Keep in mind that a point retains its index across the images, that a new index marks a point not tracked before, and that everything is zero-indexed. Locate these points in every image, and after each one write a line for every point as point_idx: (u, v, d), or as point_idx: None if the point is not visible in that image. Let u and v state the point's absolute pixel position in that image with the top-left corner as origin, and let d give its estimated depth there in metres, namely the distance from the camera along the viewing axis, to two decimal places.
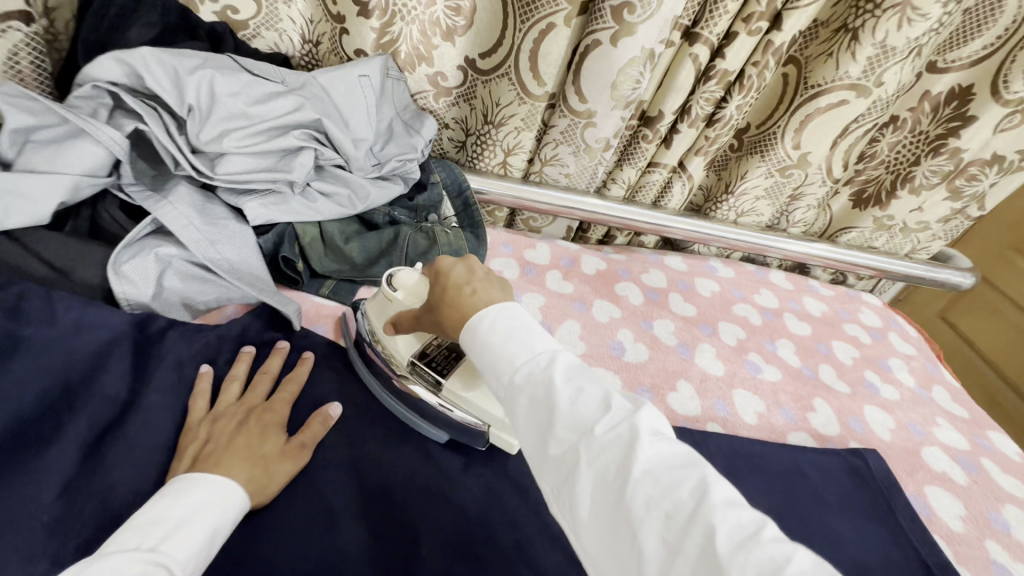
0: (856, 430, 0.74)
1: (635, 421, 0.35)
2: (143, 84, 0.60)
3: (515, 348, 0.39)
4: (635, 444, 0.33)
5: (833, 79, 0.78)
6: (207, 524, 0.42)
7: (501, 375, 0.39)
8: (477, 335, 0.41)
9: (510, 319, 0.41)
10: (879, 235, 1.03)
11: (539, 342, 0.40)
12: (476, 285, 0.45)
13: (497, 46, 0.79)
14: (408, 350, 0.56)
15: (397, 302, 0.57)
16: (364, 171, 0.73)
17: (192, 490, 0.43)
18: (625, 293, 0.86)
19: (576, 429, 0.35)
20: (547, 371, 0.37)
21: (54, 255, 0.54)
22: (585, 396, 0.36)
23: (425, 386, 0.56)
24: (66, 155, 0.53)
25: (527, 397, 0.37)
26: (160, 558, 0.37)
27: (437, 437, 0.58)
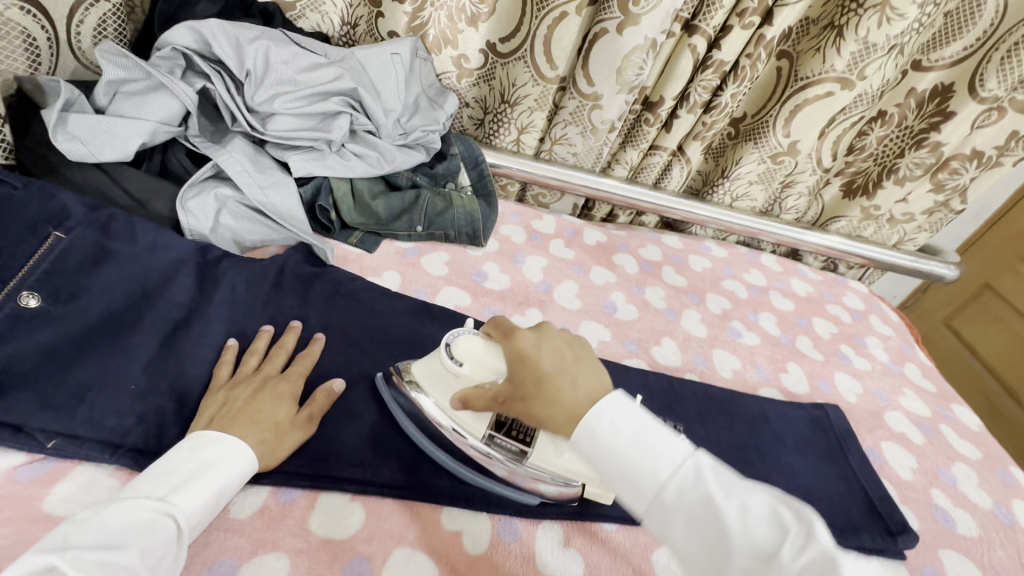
0: (825, 391, 0.81)
1: (820, 542, 0.36)
2: (210, 50, 0.70)
3: (649, 458, 0.42)
4: (835, 569, 0.34)
5: (820, 73, 0.85)
6: (214, 482, 0.45)
7: (642, 489, 0.41)
8: (602, 442, 0.43)
9: (625, 421, 0.44)
10: (867, 225, 1.09)
11: (668, 447, 0.42)
12: (574, 375, 0.48)
13: (516, 32, 0.88)
14: (483, 424, 0.55)
15: (464, 378, 0.54)
16: (391, 138, 0.83)
17: (206, 447, 0.46)
18: (622, 262, 0.95)
19: (757, 553, 0.37)
20: (697, 484, 0.40)
21: (134, 188, 0.64)
22: (752, 512, 0.39)
23: (506, 454, 0.55)
24: (150, 105, 0.63)
25: (679, 509, 0.40)
26: (167, 511, 0.41)
27: (530, 501, 0.56)
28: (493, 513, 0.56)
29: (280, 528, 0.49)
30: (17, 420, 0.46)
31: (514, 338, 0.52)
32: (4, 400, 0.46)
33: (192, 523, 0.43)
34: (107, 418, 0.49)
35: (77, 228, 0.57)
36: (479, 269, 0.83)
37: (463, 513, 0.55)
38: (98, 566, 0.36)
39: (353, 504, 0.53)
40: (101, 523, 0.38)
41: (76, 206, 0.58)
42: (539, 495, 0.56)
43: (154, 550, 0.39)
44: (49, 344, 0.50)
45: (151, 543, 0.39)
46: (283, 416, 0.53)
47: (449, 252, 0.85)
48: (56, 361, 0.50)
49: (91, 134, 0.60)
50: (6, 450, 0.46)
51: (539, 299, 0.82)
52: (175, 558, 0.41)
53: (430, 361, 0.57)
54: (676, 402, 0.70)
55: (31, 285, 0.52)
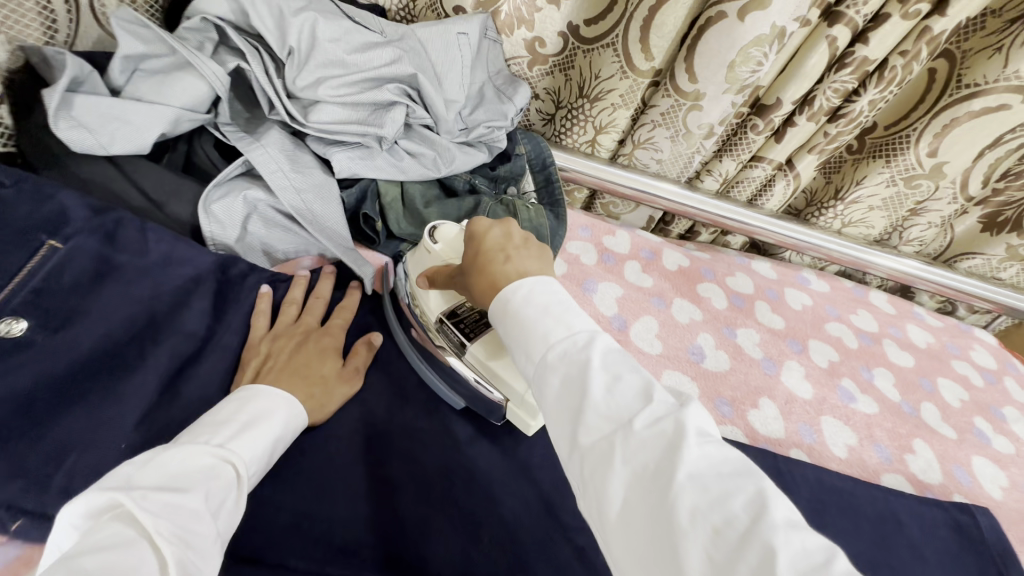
0: (962, 483, 0.66)
1: (681, 418, 0.32)
2: (250, 23, 0.60)
3: (548, 326, 0.37)
4: (680, 441, 0.30)
5: (996, 79, 0.67)
6: (269, 432, 0.44)
7: (532, 353, 0.37)
8: (512, 310, 0.39)
9: (542, 294, 0.39)
10: (1008, 266, 0.90)
11: (574, 320, 0.38)
12: (512, 254, 0.44)
13: (607, 11, 0.72)
14: (437, 307, 0.54)
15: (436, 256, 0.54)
16: (451, 135, 0.70)
17: (260, 399, 0.45)
18: (708, 294, 0.80)
19: (614, 420, 0.33)
20: (583, 352, 0.36)
21: (151, 187, 0.53)
22: (625, 386, 0.34)
23: (448, 343, 0.53)
24: (172, 87, 0.53)
25: (560, 374, 0.35)
26: (225, 458, 0.40)
27: (454, 402, 0.57)
28: None
29: None
30: None
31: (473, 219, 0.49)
32: None
33: (249, 472, 0.42)
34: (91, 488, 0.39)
35: (76, 237, 0.47)
36: None
37: None
38: (165, 511, 0.34)
39: None
40: (161, 465, 0.36)
41: (77, 208, 0.48)
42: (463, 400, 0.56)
43: (216, 498, 0.37)
44: (26, 389, 0.40)
45: (213, 488, 0.38)
46: (329, 369, 0.53)
47: None
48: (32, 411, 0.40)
49: (101, 122, 0.50)
50: None
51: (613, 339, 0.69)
52: (235, 507, 0.39)
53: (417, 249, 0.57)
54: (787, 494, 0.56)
55: (12, 309, 0.42)
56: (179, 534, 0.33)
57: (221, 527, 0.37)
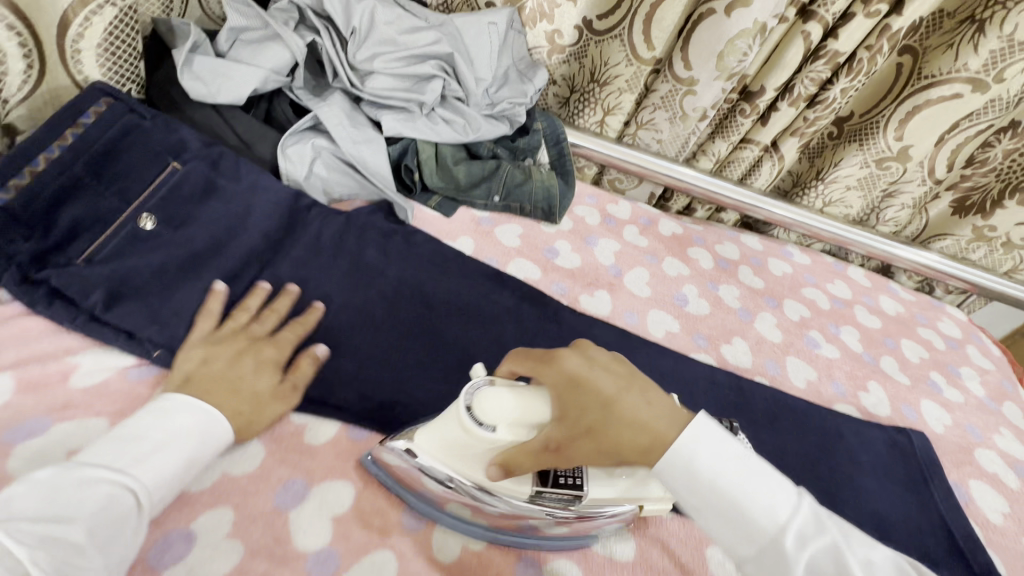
0: (908, 417, 0.76)
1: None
2: (322, 7, 0.74)
3: (766, 500, 0.40)
4: None
5: (950, 71, 0.78)
6: (180, 452, 0.43)
7: (760, 532, 0.39)
8: (705, 482, 0.41)
9: (729, 459, 0.41)
10: (976, 247, 0.99)
11: (780, 489, 0.40)
12: (632, 396, 0.44)
13: (616, 8, 0.85)
14: (523, 487, 0.46)
15: (504, 444, 0.42)
16: (478, 107, 0.84)
17: (176, 414, 0.44)
18: (697, 256, 0.91)
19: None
20: (817, 528, 0.39)
21: (243, 130, 0.68)
22: (871, 562, 0.39)
23: (557, 506, 0.47)
24: (264, 53, 0.67)
25: (802, 559, 0.38)
26: (126, 482, 0.40)
27: (584, 541, 0.52)
28: None
29: (348, 459, 0.52)
30: (130, 326, 0.52)
31: (554, 365, 0.45)
32: (119, 308, 0.52)
33: (156, 495, 0.42)
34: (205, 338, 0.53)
35: (192, 161, 0.61)
36: (551, 246, 0.83)
37: None
38: (45, 547, 0.34)
39: None
40: (56, 490, 0.37)
41: (193, 140, 0.62)
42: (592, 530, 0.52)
43: (111, 527, 0.38)
44: (160, 264, 0.55)
45: (109, 515, 0.38)
46: (263, 387, 0.51)
47: (522, 225, 0.84)
48: (164, 280, 0.55)
49: (212, 77, 0.65)
50: (118, 354, 0.52)
51: (609, 282, 0.81)
52: (135, 535, 0.39)
53: (443, 426, 0.44)
54: (746, 404, 0.67)
55: (148, 208, 0.57)
56: (60, 568, 0.34)
57: (119, 552, 0.38)
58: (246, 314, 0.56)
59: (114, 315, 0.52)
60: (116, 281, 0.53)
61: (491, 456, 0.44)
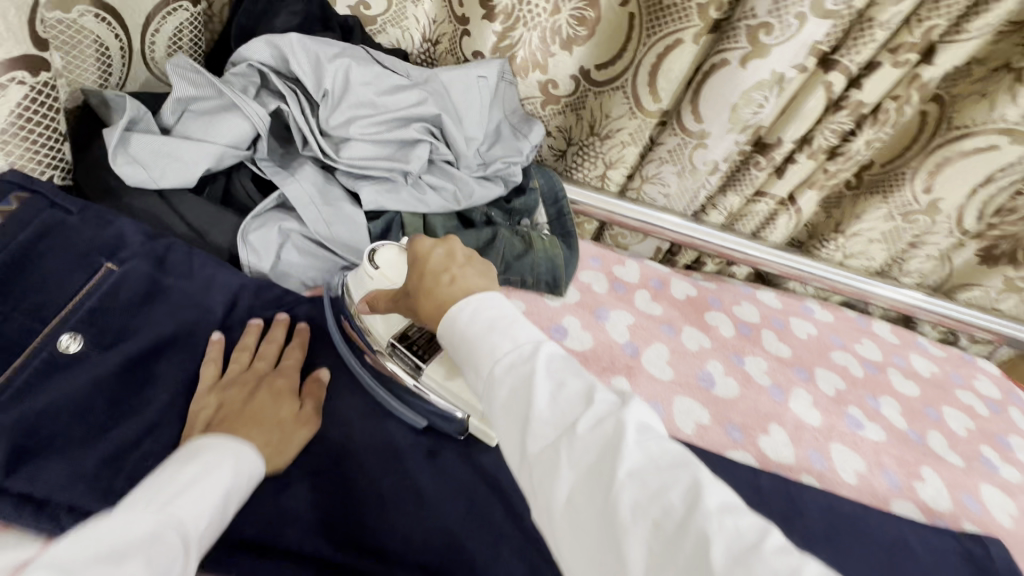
0: (972, 510, 0.67)
1: (622, 416, 0.33)
2: (287, 67, 0.64)
3: (495, 338, 0.37)
4: (621, 444, 0.32)
5: (985, 122, 0.71)
6: (222, 484, 0.39)
7: (477, 369, 0.37)
8: (458, 327, 0.39)
9: (488, 310, 0.39)
10: (1006, 297, 0.93)
11: (516, 331, 0.38)
12: (455, 273, 0.44)
13: (617, 57, 0.78)
14: (388, 332, 0.58)
15: (375, 280, 0.54)
16: (470, 170, 0.74)
17: (201, 452, 0.40)
18: (716, 323, 0.82)
19: (558, 426, 0.34)
20: (526, 364, 0.36)
21: (194, 218, 0.58)
22: (571, 391, 0.35)
23: (403, 366, 0.57)
24: (219, 125, 0.57)
25: (505, 387, 0.36)
26: (171, 521, 0.34)
27: (415, 422, 0.56)
28: None
29: None
30: (40, 494, 0.40)
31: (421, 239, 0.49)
32: (27, 468, 0.40)
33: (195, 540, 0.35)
34: None
35: (131, 260, 0.51)
36: (558, 324, 0.74)
37: None
38: None
39: None
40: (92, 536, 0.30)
41: (133, 234, 0.53)
42: (426, 420, 0.57)
43: (167, 564, 0.32)
44: (81, 397, 0.44)
45: (159, 553, 0.32)
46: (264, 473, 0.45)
47: (524, 300, 0.76)
48: (91, 420, 0.44)
49: (153, 158, 0.55)
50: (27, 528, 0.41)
51: (626, 365, 0.71)
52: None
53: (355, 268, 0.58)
54: (797, 517, 0.58)
55: (71, 326, 0.47)
56: None
57: None
58: None
59: (19, 478, 0.40)
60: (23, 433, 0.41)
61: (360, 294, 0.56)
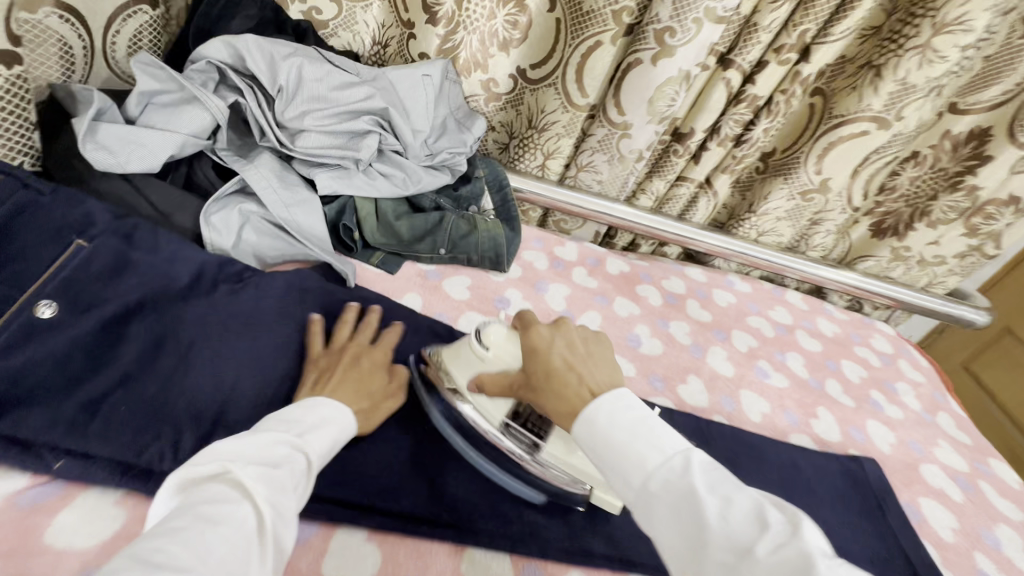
0: (857, 440, 0.78)
1: (802, 545, 0.35)
2: (244, 65, 0.70)
3: (642, 448, 0.42)
4: (813, 574, 0.33)
5: (856, 111, 0.83)
6: (331, 434, 0.50)
7: (633, 481, 0.41)
8: (597, 432, 0.44)
9: (626, 414, 0.44)
10: (896, 266, 1.07)
11: (661, 440, 0.42)
12: (581, 370, 0.50)
13: (548, 58, 0.87)
14: (499, 412, 0.60)
15: (486, 362, 0.59)
16: (418, 159, 0.81)
17: (317, 407, 0.51)
18: (645, 293, 0.92)
19: (736, 550, 0.36)
20: (683, 477, 0.40)
21: (159, 200, 0.63)
22: (738, 510, 0.38)
23: (518, 444, 0.60)
24: (181, 117, 0.63)
25: (665, 502, 0.40)
26: (300, 448, 0.45)
27: (534, 497, 0.61)
28: (515, 560, 0.56)
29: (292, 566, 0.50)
30: (27, 435, 0.45)
31: (532, 330, 0.55)
32: (13, 413, 0.46)
33: (317, 464, 0.47)
34: (121, 435, 0.48)
35: (99, 237, 0.56)
36: (501, 295, 0.82)
37: (482, 556, 0.56)
38: (260, 479, 0.40)
39: (368, 545, 0.53)
40: (254, 444, 0.43)
41: (101, 214, 0.58)
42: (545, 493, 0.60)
43: (295, 478, 0.43)
44: (60, 353, 0.49)
45: (294, 469, 0.43)
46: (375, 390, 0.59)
47: (470, 276, 0.83)
48: (69, 372, 0.49)
49: (121, 145, 0.60)
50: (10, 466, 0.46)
51: None
52: (305, 490, 0.44)
53: (456, 346, 0.62)
54: (705, 445, 0.68)
55: (47, 293, 0.51)
56: (268, 500, 0.39)
57: (297, 505, 0.42)
58: (176, 403, 0.52)
59: (6, 422, 0.45)
60: (7, 382, 0.46)
61: (471, 378, 0.60)
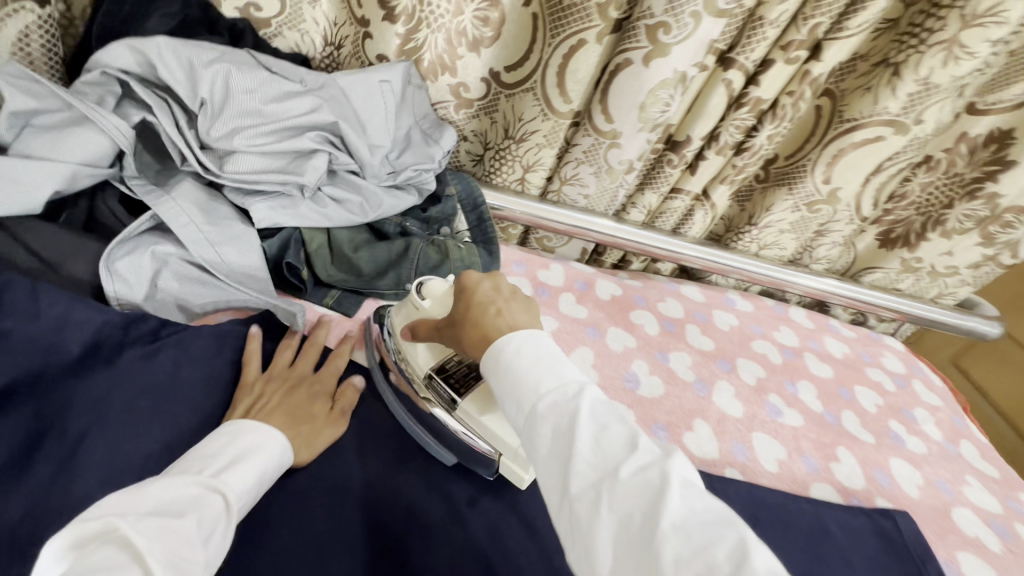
0: (883, 485, 0.70)
1: (664, 467, 0.35)
2: (156, 75, 0.58)
3: (540, 373, 0.40)
4: (664, 492, 0.33)
5: (870, 115, 0.75)
6: (256, 466, 0.47)
7: (522, 403, 0.39)
8: (503, 361, 0.42)
9: (534, 346, 0.42)
10: (904, 278, 0.99)
11: (562, 370, 0.40)
12: (502, 308, 0.47)
13: (523, 61, 0.77)
14: (426, 362, 0.57)
15: (423, 310, 0.57)
16: (377, 179, 0.70)
17: (241, 434, 0.48)
18: (641, 321, 0.82)
19: (602, 468, 0.35)
20: (571, 402, 0.38)
21: (45, 249, 0.51)
22: (615, 433, 0.37)
23: (439, 400, 0.56)
24: (68, 142, 0.51)
25: (549, 425, 0.38)
26: (214, 489, 0.42)
27: (445, 459, 0.59)
28: None
29: None
30: None
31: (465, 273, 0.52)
32: None
33: (236, 503, 0.44)
34: None
35: None
36: None
37: None
38: (161, 528, 0.36)
39: None
40: (153, 493, 0.39)
41: None
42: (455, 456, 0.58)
43: (207, 522, 0.40)
44: None
45: (205, 514, 0.40)
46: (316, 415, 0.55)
47: None
48: None
49: None
50: None
51: None
52: (224, 534, 0.41)
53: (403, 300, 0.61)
54: None
55: None
56: (171, 558, 0.35)
57: (210, 554, 0.39)
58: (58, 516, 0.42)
59: None
60: None
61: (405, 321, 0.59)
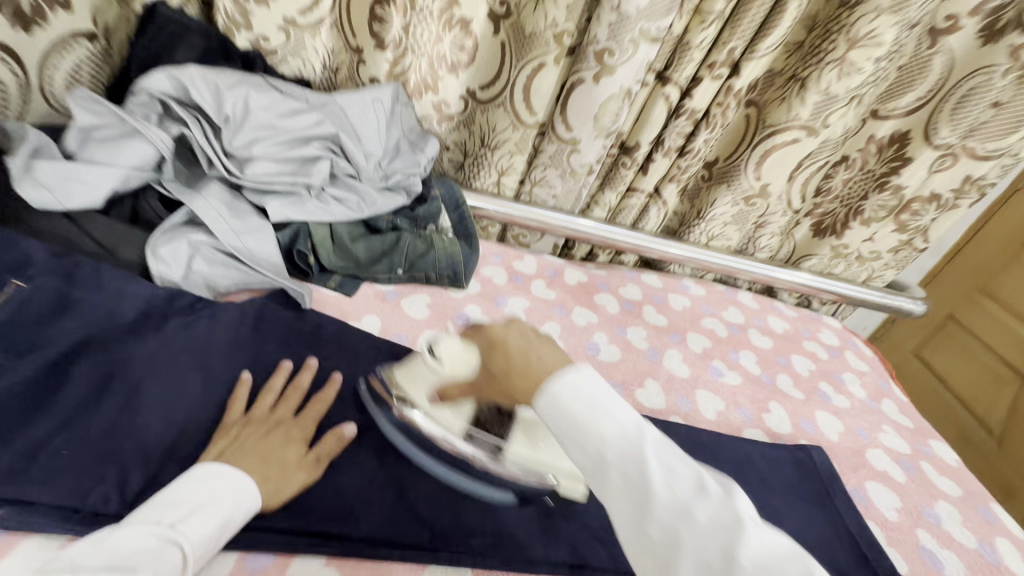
0: (807, 431, 0.82)
1: (732, 507, 0.38)
2: (188, 96, 0.70)
3: (601, 419, 0.41)
4: (740, 529, 0.37)
5: (785, 121, 0.89)
6: (219, 514, 0.46)
7: (587, 449, 0.40)
8: (560, 406, 0.41)
9: (588, 388, 0.42)
10: (837, 263, 1.13)
11: (621, 414, 0.41)
12: (540, 349, 0.47)
13: (496, 79, 0.91)
14: (462, 421, 0.63)
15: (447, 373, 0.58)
16: (372, 182, 0.83)
17: (209, 478, 0.48)
18: (603, 302, 0.95)
19: (678, 511, 0.38)
20: (637, 449, 0.40)
21: (102, 236, 0.64)
22: (681, 475, 0.39)
23: (482, 448, 0.62)
24: (123, 150, 0.63)
25: (620, 473, 0.39)
26: (172, 539, 0.43)
27: (503, 499, 0.62)
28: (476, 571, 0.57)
29: None
30: None
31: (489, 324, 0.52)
32: None
33: (197, 551, 0.44)
34: (64, 478, 0.48)
35: (38, 277, 0.56)
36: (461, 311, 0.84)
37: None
38: None
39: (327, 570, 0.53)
40: (109, 545, 0.40)
41: (39, 253, 0.58)
42: (514, 492, 0.62)
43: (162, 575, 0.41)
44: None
45: (160, 567, 0.41)
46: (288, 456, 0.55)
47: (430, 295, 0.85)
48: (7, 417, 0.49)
49: (59, 181, 0.59)
50: None
51: None
52: None
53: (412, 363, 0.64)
54: None
55: None
56: None
57: None
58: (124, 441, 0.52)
59: None
60: None
61: (432, 386, 0.61)
